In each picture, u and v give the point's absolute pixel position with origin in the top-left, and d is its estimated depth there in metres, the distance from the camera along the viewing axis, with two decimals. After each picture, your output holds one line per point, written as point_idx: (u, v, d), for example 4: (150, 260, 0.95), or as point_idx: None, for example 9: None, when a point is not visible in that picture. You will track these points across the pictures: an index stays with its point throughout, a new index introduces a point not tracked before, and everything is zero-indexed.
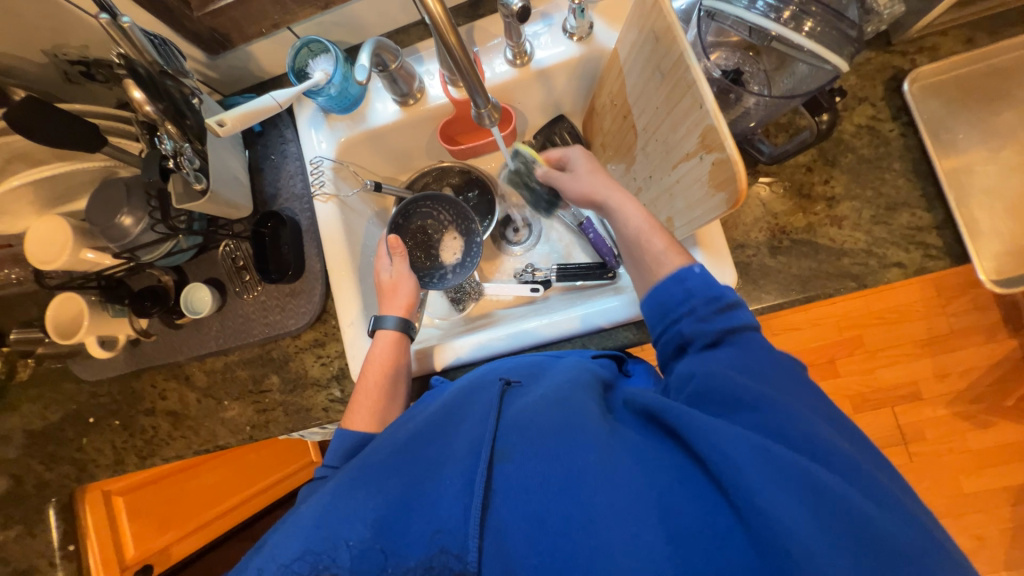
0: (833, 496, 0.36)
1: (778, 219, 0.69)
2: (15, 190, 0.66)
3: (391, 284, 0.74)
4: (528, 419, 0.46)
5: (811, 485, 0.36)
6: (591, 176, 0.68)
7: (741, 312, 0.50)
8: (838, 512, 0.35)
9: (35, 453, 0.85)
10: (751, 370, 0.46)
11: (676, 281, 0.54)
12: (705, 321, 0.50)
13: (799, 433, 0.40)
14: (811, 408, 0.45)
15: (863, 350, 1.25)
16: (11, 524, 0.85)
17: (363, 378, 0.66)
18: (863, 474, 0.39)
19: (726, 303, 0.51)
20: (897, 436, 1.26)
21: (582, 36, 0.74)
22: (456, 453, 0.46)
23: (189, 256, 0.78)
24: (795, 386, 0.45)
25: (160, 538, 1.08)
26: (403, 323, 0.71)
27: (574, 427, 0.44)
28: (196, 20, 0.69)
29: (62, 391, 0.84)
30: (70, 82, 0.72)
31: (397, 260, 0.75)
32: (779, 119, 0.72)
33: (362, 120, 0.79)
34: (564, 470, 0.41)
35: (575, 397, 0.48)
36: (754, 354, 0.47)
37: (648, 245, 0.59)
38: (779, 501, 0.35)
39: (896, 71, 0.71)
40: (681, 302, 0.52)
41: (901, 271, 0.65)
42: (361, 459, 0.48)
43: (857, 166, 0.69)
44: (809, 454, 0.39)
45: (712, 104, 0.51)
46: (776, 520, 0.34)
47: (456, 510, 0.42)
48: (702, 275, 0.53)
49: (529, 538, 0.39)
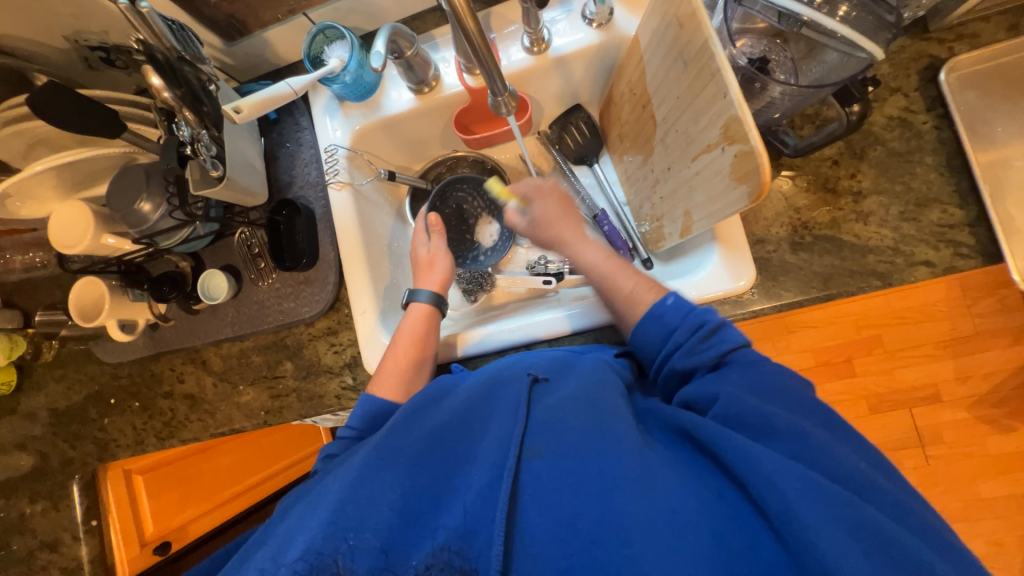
0: (871, 522, 0.37)
1: (800, 214, 0.67)
2: (39, 175, 0.68)
3: (427, 259, 0.76)
4: (560, 424, 0.46)
5: (850, 506, 0.37)
6: (551, 221, 0.72)
7: (726, 333, 0.54)
8: (875, 535, 0.36)
9: (58, 432, 0.87)
10: (777, 393, 0.47)
11: (655, 318, 0.57)
12: (694, 352, 0.54)
13: (827, 457, 0.41)
14: (821, 416, 0.46)
15: (881, 350, 1.22)
16: (38, 499, 0.88)
17: (393, 347, 0.67)
18: (892, 494, 0.40)
19: (709, 328, 0.54)
20: (914, 438, 1.23)
21: (601, 22, 0.72)
22: (485, 450, 0.46)
23: (207, 242, 0.79)
24: (818, 409, 0.47)
25: (178, 516, 1.13)
26: (436, 297, 0.73)
27: (608, 434, 0.45)
28: (213, 7, 0.70)
29: (84, 372, 0.86)
30: (92, 68, 0.73)
31: (433, 238, 0.78)
32: (805, 110, 0.69)
33: (377, 108, 0.78)
34: (596, 475, 0.42)
35: (607, 404, 0.49)
36: (773, 381, 0.49)
37: (619, 285, 0.64)
38: (824, 524, 0.36)
39: (933, 60, 0.67)
40: (667, 338, 0.56)
41: (929, 269, 0.63)
42: (382, 441, 0.47)
43: (887, 159, 0.66)
44: (843, 480, 0.40)
45: (737, 94, 0.50)
46: (820, 543, 0.35)
47: (482, 508, 0.41)
48: (677, 306, 0.57)
49: (558, 540, 0.39)
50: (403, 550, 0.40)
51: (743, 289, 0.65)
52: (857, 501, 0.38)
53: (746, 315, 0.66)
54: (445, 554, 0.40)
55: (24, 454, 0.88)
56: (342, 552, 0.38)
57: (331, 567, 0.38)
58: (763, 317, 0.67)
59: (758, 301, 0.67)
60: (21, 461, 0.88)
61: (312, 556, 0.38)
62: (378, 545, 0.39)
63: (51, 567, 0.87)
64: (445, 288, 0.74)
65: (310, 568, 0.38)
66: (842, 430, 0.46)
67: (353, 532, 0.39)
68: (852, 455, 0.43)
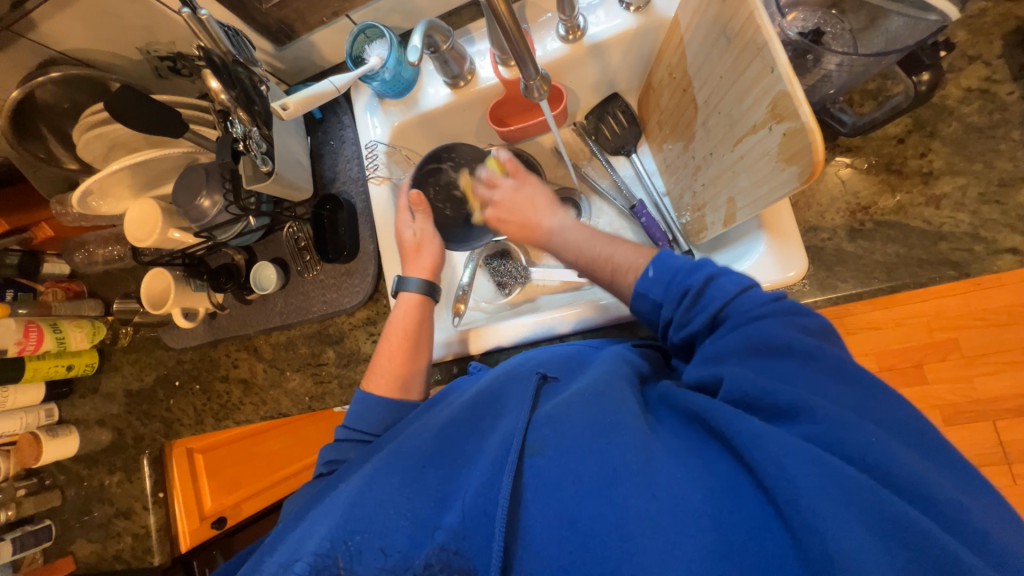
0: (891, 508, 0.33)
1: (860, 200, 0.62)
2: (117, 175, 0.75)
3: (415, 243, 0.74)
4: (564, 417, 0.45)
5: (859, 485, 0.34)
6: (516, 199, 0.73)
7: (716, 288, 0.49)
8: (898, 527, 0.33)
9: (132, 410, 0.95)
10: (804, 355, 0.42)
11: (642, 298, 0.54)
12: (686, 323, 0.51)
13: (841, 441, 0.37)
14: (850, 388, 0.41)
15: (958, 356, 1.08)
16: (115, 470, 0.98)
17: (386, 342, 0.68)
18: (928, 489, 0.35)
19: (694, 294, 0.50)
20: (999, 454, 1.11)
21: (639, 6, 0.70)
22: (489, 447, 0.45)
23: (258, 237, 0.84)
24: (838, 374, 0.41)
25: (231, 496, 1.25)
26: (427, 285, 0.72)
27: (609, 425, 0.43)
28: (264, 12, 0.74)
29: (154, 356, 0.94)
30: (161, 76, 0.80)
31: (418, 218, 0.76)
32: (865, 86, 0.64)
33: (415, 104, 0.80)
34: (598, 468, 0.40)
35: (614, 394, 0.46)
36: (787, 338, 0.43)
37: (600, 266, 0.62)
38: (826, 507, 0.33)
39: (1020, 23, 0.60)
40: (660, 314, 0.53)
41: (1016, 257, 0.56)
42: (393, 448, 0.48)
43: (964, 136, 0.60)
44: (859, 461, 0.36)
45: (786, 68, 0.46)
46: (832, 533, 0.32)
47: (482, 505, 0.41)
48: (657, 277, 0.53)
49: (555, 538, 0.38)
50: (404, 551, 0.40)
51: (792, 281, 0.61)
52: (873, 484, 0.34)
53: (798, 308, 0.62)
54: (444, 556, 0.39)
55: (105, 429, 0.98)
56: (343, 551, 0.39)
57: (331, 567, 0.39)
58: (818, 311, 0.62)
59: (811, 294, 0.62)
60: (103, 435, 0.98)
61: (314, 555, 0.39)
62: (381, 547, 0.40)
63: (125, 533, 0.98)
64: (435, 274, 0.74)
65: (312, 567, 0.39)
66: (872, 393, 0.41)
67: (358, 533, 0.40)
68: (864, 423, 0.38)
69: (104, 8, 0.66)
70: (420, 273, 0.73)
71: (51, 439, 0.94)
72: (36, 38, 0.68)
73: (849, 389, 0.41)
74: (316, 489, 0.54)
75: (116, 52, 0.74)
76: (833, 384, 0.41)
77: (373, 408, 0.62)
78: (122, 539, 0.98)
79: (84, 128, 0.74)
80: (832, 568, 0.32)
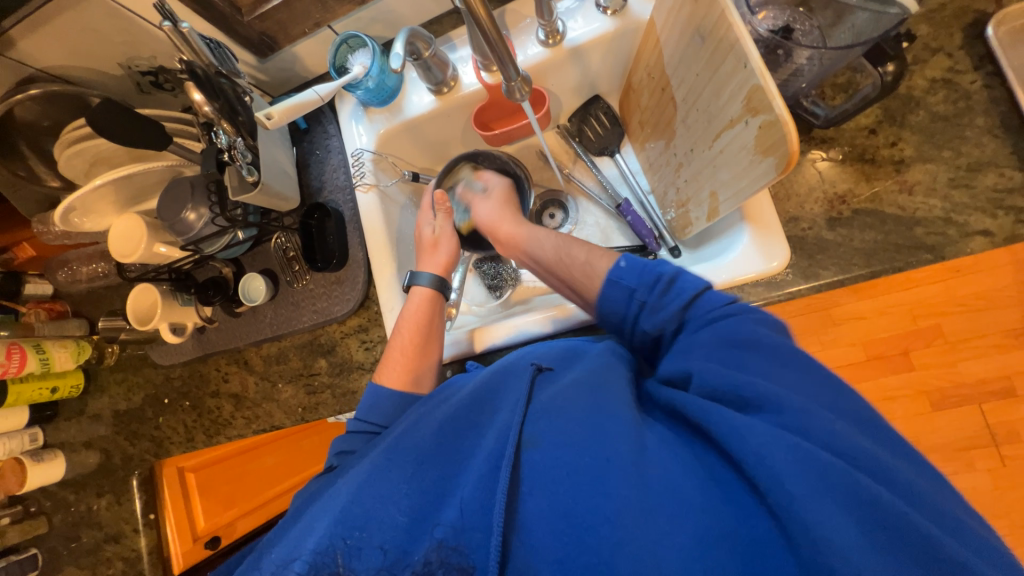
0: (867, 495, 0.33)
1: (837, 190, 0.64)
2: (99, 191, 0.74)
3: (432, 239, 0.77)
4: (559, 411, 0.45)
5: (846, 476, 0.33)
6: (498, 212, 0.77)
7: (685, 281, 0.51)
8: (875, 510, 0.33)
9: (121, 431, 0.93)
10: (774, 352, 0.43)
11: (613, 286, 0.55)
12: (658, 309, 0.51)
13: (835, 434, 0.36)
14: (821, 379, 0.41)
15: (942, 342, 1.09)
16: (103, 494, 0.96)
17: (398, 335, 0.68)
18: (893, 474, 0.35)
19: (667, 281, 0.52)
20: (987, 437, 1.15)
21: (615, 9, 0.72)
22: (487, 441, 0.46)
23: (245, 248, 0.84)
24: (818, 370, 0.41)
25: (224, 514, 1.24)
26: (438, 281, 0.73)
27: (603, 417, 0.43)
28: (246, 25, 0.74)
29: (142, 374, 0.92)
30: (143, 91, 0.80)
31: (439, 217, 0.79)
32: (835, 80, 0.66)
33: (400, 111, 0.81)
34: (593, 460, 0.40)
35: (608, 386, 0.47)
36: (754, 332, 0.44)
37: (574, 257, 0.63)
38: (814, 495, 0.33)
39: (978, 15, 0.63)
40: (631, 302, 0.54)
41: (987, 239, 0.58)
42: (391, 445, 0.48)
43: (931, 124, 0.62)
44: (828, 447, 0.36)
45: (758, 63, 0.48)
46: (816, 519, 0.32)
47: (478, 500, 0.41)
48: (630, 267, 0.54)
49: (551, 530, 0.39)
50: (403, 547, 0.40)
51: (778, 270, 0.62)
52: (851, 470, 0.34)
53: (783, 297, 0.63)
54: (443, 551, 0.40)
55: (91, 451, 0.95)
56: (342, 549, 0.39)
57: (330, 565, 0.39)
58: (802, 299, 0.63)
59: (795, 283, 0.63)
60: (90, 457, 0.96)
61: (313, 554, 0.39)
62: (379, 544, 0.40)
63: (115, 558, 0.96)
64: (446, 271, 0.76)
65: (311, 566, 0.38)
66: (836, 382, 0.41)
67: (357, 530, 0.40)
68: (836, 417, 0.38)
69: (83, 25, 0.66)
70: (433, 268, 0.75)
71: (36, 463, 0.92)
72: (15, 56, 0.68)
73: (813, 380, 0.41)
74: (316, 487, 0.53)
75: (96, 69, 0.74)
76: (797, 375, 0.41)
77: (381, 401, 0.62)
78: (112, 564, 0.96)
79: (65, 144, 0.73)
80: (814, 551, 0.32)
